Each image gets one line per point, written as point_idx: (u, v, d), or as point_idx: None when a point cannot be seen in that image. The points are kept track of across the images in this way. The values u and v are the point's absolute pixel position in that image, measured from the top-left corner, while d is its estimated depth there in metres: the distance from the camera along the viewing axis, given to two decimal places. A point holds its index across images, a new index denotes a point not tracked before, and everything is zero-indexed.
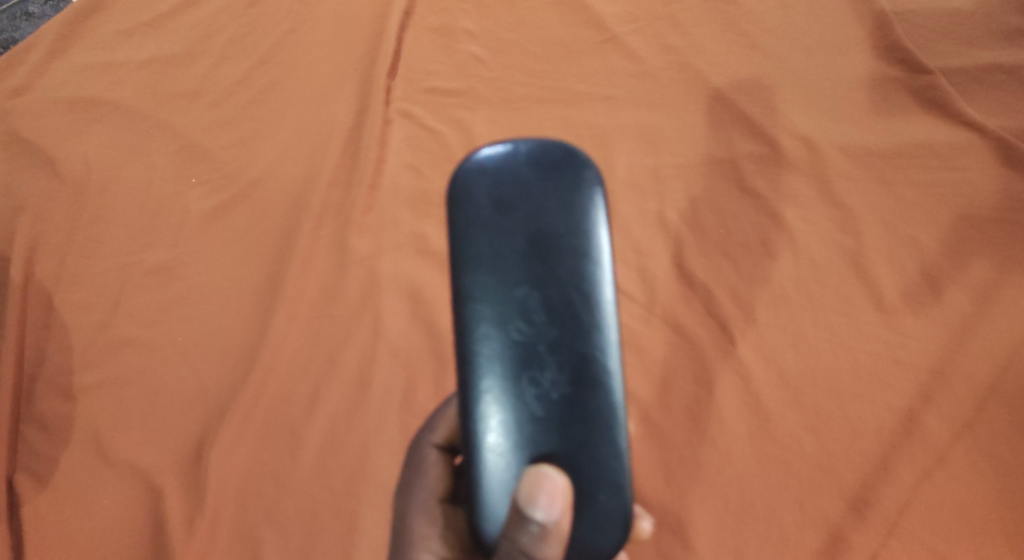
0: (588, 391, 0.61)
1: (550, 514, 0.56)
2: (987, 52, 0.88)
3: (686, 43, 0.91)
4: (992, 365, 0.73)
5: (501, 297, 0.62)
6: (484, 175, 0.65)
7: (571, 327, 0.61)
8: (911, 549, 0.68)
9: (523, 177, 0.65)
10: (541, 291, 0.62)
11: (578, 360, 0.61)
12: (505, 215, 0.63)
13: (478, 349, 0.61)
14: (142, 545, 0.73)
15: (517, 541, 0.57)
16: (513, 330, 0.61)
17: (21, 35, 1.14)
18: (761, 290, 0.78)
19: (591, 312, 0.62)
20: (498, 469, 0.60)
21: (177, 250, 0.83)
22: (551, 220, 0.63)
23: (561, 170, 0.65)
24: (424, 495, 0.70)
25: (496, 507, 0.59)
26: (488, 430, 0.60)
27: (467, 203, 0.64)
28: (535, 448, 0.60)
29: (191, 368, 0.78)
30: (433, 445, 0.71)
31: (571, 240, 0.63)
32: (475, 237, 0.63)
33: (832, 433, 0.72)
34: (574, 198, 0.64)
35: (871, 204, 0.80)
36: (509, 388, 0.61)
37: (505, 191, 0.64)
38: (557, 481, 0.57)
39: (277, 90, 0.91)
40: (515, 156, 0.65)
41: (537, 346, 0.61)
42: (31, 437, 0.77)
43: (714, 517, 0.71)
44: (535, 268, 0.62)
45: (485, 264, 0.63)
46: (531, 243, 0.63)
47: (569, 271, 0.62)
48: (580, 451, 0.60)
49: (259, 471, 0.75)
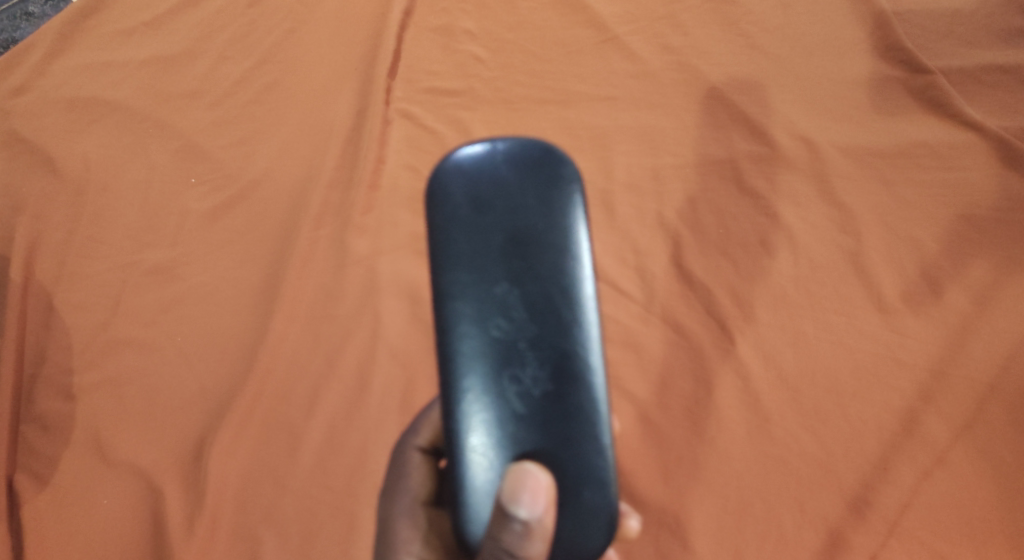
0: (570, 387, 0.60)
1: (533, 511, 0.56)
2: (988, 53, 0.88)
3: (686, 43, 0.91)
4: (991, 366, 0.73)
5: (481, 296, 0.62)
6: (463, 174, 0.65)
7: (551, 324, 0.61)
8: (911, 549, 0.68)
9: (502, 175, 0.65)
10: (521, 288, 0.62)
11: (559, 357, 0.61)
12: (484, 212, 0.63)
13: (459, 347, 0.61)
14: (141, 545, 0.73)
15: (500, 540, 0.57)
16: (493, 328, 0.61)
17: (21, 35, 1.14)
18: (760, 290, 0.77)
19: (571, 308, 0.62)
20: (482, 469, 0.59)
21: (175, 250, 0.83)
22: (531, 217, 0.63)
23: (540, 167, 0.65)
24: (407, 499, 0.70)
25: (480, 506, 0.59)
26: (470, 429, 0.60)
27: (446, 202, 0.64)
28: (517, 446, 0.60)
29: (191, 368, 0.79)
30: (416, 448, 0.71)
31: (550, 237, 0.63)
32: (455, 235, 0.63)
33: (831, 433, 0.72)
34: (553, 195, 0.64)
35: (871, 203, 0.80)
36: (490, 386, 0.60)
37: (483, 188, 0.64)
38: (540, 478, 0.57)
39: (277, 89, 0.91)
40: (492, 155, 0.65)
41: (518, 343, 0.61)
42: (31, 438, 0.77)
43: (714, 518, 0.71)
44: (514, 265, 0.62)
45: (465, 263, 0.63)
46: (509, 240, 0.63)
47: (549, 267, 0.62)
48: (563, 448, 0.60)
49: (259, 471, 0.75)
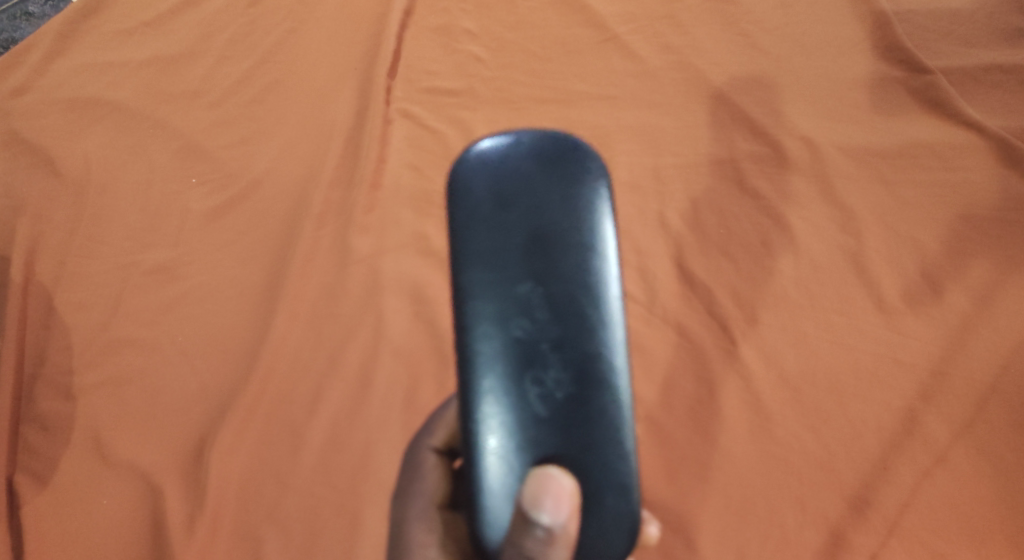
0: (594, 391, 0.59)
1: (556, 517, 0.55)
2: (988, 53, 0.88)
3: (686, 44, 0.91)
4: (991, 366, 0.73)
5: (502, 294, 0.61)
6: (485, 169, 0.65)
7: (575, 324, 0.60)
8: (911, 549, 0.69)
9: (525, 170, 0.64)
10: (543, 287, 0.61)
11: (582, 359, 0.60)
12: (506, 209, 0.63)
13: (479, 346, 0.60)
14: (142, 545, 0.73)
15: (523, 546, 0.56)
16: (515, 327, 0.60)
17: (20, 35, 1.14)
18: (761, 290, 0.78)
19: (596, 308, 0.61)
20: (500, 473, 0.58)
21: (176, 251, 0.83)
22: (555, 214, 0.63)
23: (564, 162, 0.65)
24: (422, 502, 0.69)
25: (497, 512, 0.58)
26: (489, 431, 0.59)
27: (467, 197, 0.64)
28: (538, 450, 0.59)
29: (192, 368, 0.78)
30: (431, 448, 0.71)
31: (575, 234, 0.62)
32: (476, 231, 0.63)
33: (832, 433, 0.73)
34: (578, 191, 0.64)
35: (871, 203, 0.80)
36: (511, 388, 0.59)
37: (506, 184, 0.64)
38: (564, 484, 0.56)
39: (277, 89, 0.91)
40: (517, 150, 0.65)
41: (540, 344, 0.60)
42: (31, 438, 0.77)
43: (716, 517, 0.71)
44: (537, 263, 0.62)
45: (485, 261, 0.62)
46: (533, 237, 0.62)
47: (573, 266, 0.61)
48: (586, 453, 0.58)
49: (260, 471, 0.75)
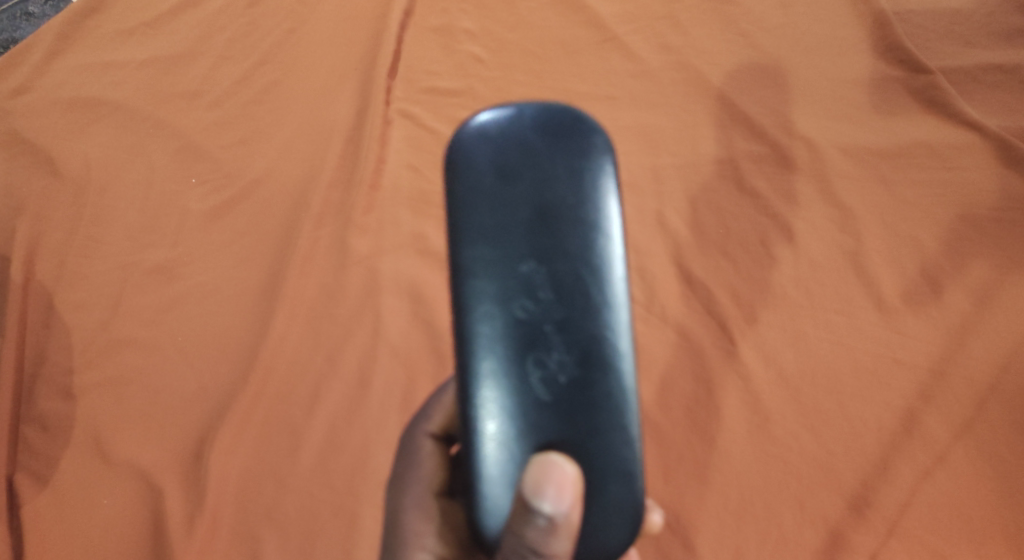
0: (598, 374, 0.59)
1: (558, 506, 0.55)
2: (988, 53, 0.88)
3: (685, 44, 0.91)
4: (991, 366, 0.73)
5: (504, 274, 0.60)
6: (487, 141, 0.63)
7: (579, 305, 0.60)
8: (910, 549, 0.68)
9: (530, 142, 0.63)
10: (547, 266, 0.60)
11: (586, 342, 0.59)
12: (510, 183, 0.62)
13: (479, 328, 0.60)
14: (141, 545, 0.73)
15: (524, 536, 0.56)
16: (517, 308, 0.60)
17: (21, 35, 1.14)
18: (760, 291, 0.78)
19: (601, 289, 0.60)
20: (499, 458, 0.58)
21: (176, 249, 0.83)
22: (560, 190, 0.62)
23: (570, 135, 0.63)
24: (419, 489, 0.69)
25: (496, 499, 0.58)
26: (488, 416, 0.59)
27: (468, 170, 0.63)
28: (539, 436, 0.58)
29: (191, 368, 0.79)
30: (428, 434, 0.70)
31: (580, 211, 0.61)
32: (478, 206, 0.62)
33: (831, 432, 0.73)
34: (584, 166, 0.63)
35: (870, 203, 0.80)
36: (513, 371, 0.59)
37: (510, 158, 0.63)
38: (566, 471, 0.56)
39: (277, 90, 0.91)
40: (520, 121, 0.64)
41: (543, 325, 0.59)
42: (31, 437, 0.78)
43: (714, 517, 0.71)
44: (541, 241, 0.61)
45: (487, 238, 0.61)
46: (537, 214, 0.61)
47: (578, 245, 0.61)
48: (590, 439, 0.58)
49: (259, 470, 0.75)
